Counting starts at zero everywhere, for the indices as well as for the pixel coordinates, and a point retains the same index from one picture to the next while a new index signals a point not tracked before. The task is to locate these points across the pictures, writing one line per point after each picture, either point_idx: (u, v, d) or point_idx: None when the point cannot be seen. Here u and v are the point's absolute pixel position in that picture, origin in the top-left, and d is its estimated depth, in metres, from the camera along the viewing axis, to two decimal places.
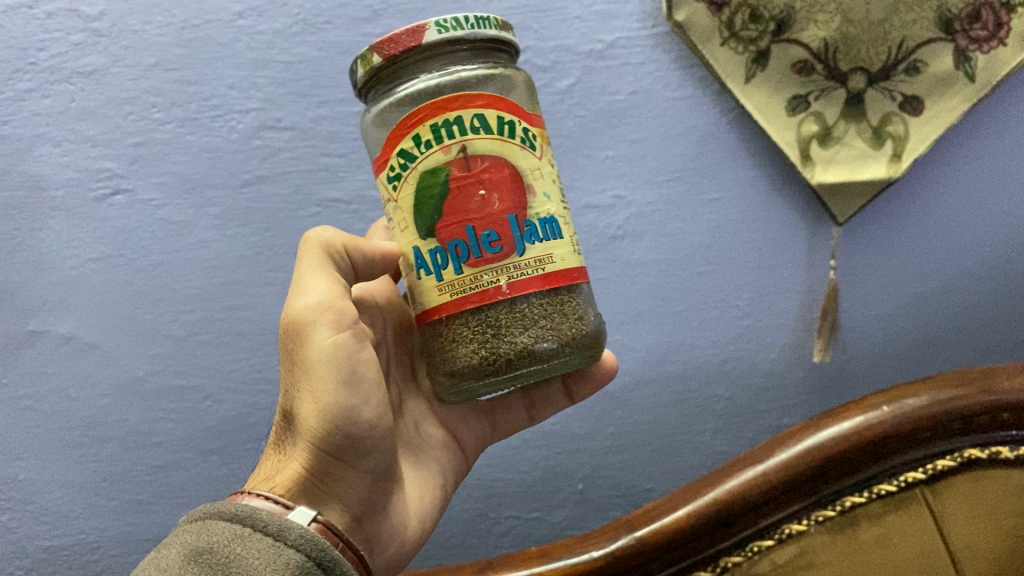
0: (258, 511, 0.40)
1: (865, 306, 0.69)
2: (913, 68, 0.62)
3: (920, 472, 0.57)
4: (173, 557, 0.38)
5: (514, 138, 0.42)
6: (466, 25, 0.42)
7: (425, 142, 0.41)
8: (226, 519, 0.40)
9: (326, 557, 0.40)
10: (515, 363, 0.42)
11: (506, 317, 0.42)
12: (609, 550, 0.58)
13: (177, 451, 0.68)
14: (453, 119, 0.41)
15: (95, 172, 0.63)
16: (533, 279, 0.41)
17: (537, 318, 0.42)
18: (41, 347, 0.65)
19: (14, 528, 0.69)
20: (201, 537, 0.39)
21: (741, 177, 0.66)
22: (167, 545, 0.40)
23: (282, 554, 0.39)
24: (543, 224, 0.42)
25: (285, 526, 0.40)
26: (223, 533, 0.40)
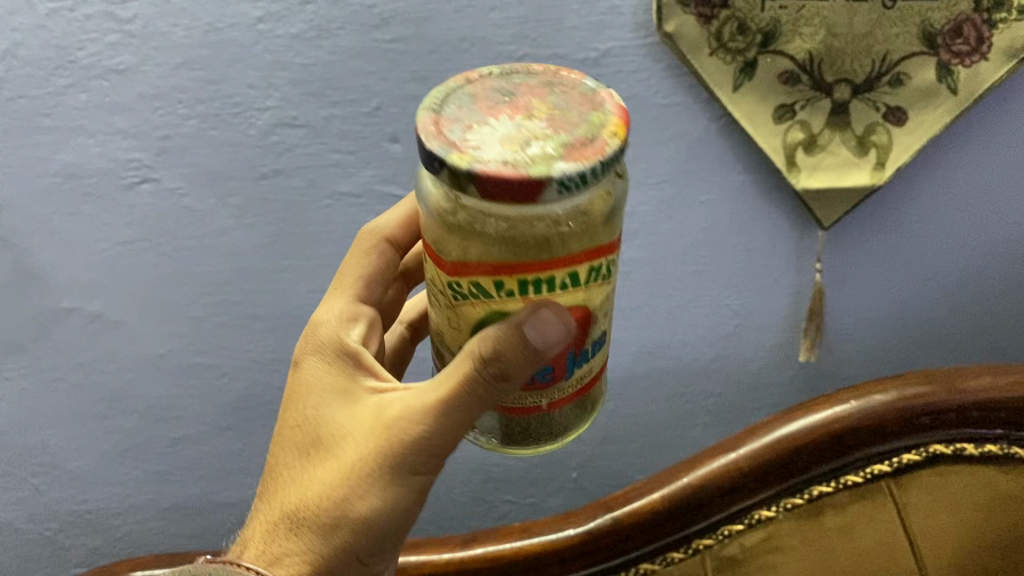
0: None
1: (848, 309, 0.73)
2: (897, 81, 0.64)
3: (885, 465, 0.60)
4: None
5: (598, 279, 0.38)
6: (592, 177, 0.34)
7: (506, 288, 0.36)
8: None
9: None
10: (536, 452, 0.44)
11: (539, 424, 0.43)
12: (587, 529, 0.62)
13: (195, 425, 0.76)
14: (546, 278, 0.36)
15: (125, 162, 0.66)
16: (571, 395, 0.42)
17: (567, 420, 0.43)
18: (72, 323, 0.71)
19: (46, 490, 0.78)
20: None
21: (729, 182, 0.68)
22: None
23: None
24: (594, 344, 0.41)
25: None
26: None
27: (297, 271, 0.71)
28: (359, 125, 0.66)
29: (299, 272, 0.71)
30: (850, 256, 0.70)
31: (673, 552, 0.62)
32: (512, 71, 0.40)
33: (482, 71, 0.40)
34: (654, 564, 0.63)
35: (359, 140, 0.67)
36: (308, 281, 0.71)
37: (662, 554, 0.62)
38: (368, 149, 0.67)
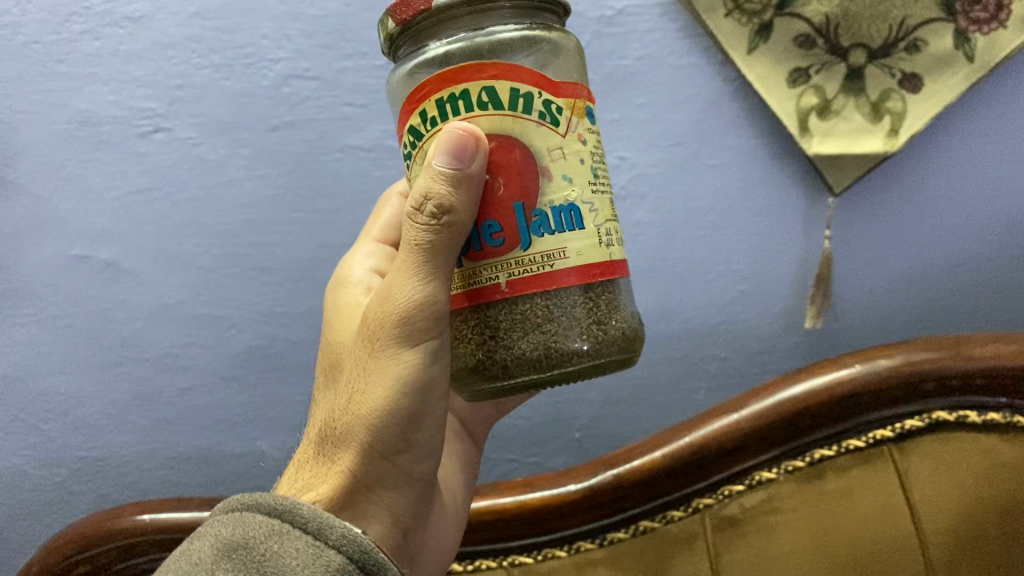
0: (298, 508, 0.42)
1: (860, 277, 0.71)
2: (913, 47, 0.64)
3: (888, 430, 0.60)
4: (208, 552, 0.41)
5: (529, 113, 0.41)
6: None
7: (431, 119, 0.42)
8: (263, 513, 0.42)
9: (368, 559, 0.41)
10: (514, 370, 0.43)
11: (509, 324, 0.42)
12: (588, 484, 0.62)
13: (204, 375, 0.74)
14: (459, 93, 0.41)
15: (138, 110, 0.69)
16: (538, 278, 0.41)
17: (539, 322, 0.42)
18: (83, 270, 0.71)
19: (54, 436, 0.75)
20: (237, 530, 0.41)
21: (741, 145, 0.69)
22: (203, 536, 0.42)
23: (322, 556, 0.40)
24: (557, 213, 0.41)
25: (326, 526, 0.41)
26: (260, 528, 0.41)
27: (304, 222, 0.70)
28: (371, 79, 0.68)
29: (308, 225, 0.70)
30: (861, 222, 0.70)
31: (674, 511, 0.63)
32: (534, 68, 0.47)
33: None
34: (654, 522, 0.63)
35: (371, 93, 0.68)
36: (316, 235, 0.70)
37: (664, 513, 0.63)
38: (380, 102, 0.68)
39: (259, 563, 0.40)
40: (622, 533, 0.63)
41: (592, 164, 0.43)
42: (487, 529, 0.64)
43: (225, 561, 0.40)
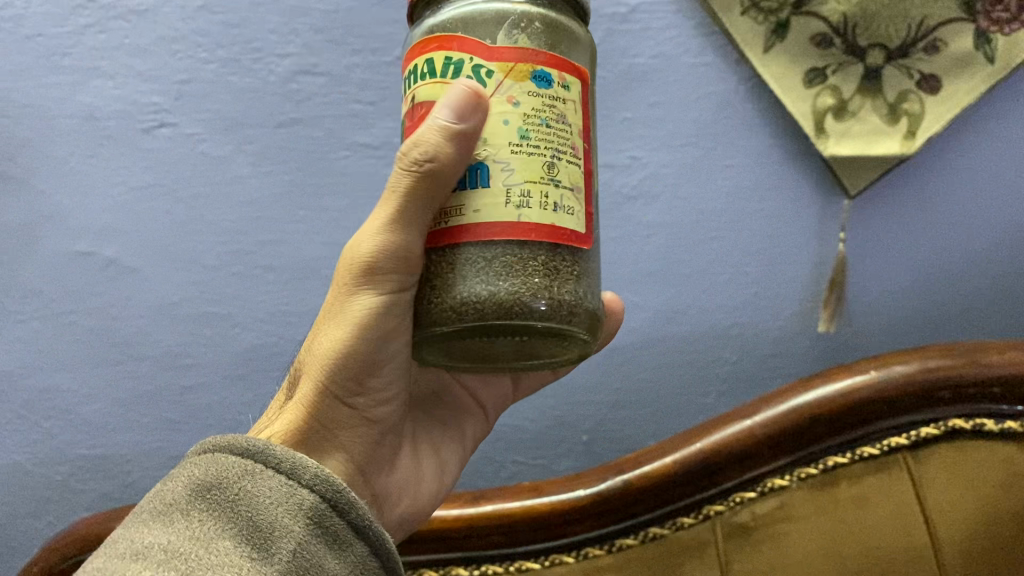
0: (270, 448, 0.39)
1: (876, 281, 0.69)
2: (932, 47, 0.63)
3: (903, 437, 0.59)
4: (180, 492, 0.38)
5: (456, 80, 0.37)
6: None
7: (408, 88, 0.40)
8: (236, 453, 0.39)
9: (341, 499, 0.39)
10: (450, 316, 0.38)
11: (453, 266, 0.38)
12: (597, 490, 0.61)
13: (208, 374, 0.71)
14: (419, 65, 0.39)
15: (143, 105, 0.69)
16: (442, 231, 0.38)
17: (482, 267, 0.37)
18: (86, 267, 0.70)
19: (56, 434, 0.73)
20: (209, 470, 0.39)
21: (754, 145, 0.68)
22: (174, 477, 0.39)
23: (295, 495, 0.38)
24: (466, 171, 0.37)
25: (299, 465, 0.39)
26: (234, 468, 0.39)
27: (309, 221, 0.69)
28: (380, 75, 0.67)
29: (314, 223, 0.69)
30: (877, 227, 0.68)
31: (684, 517, 0.62)
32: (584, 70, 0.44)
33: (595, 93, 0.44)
34: (665, 528, 0.62)
35: (380, 90, 0.67)
36: (322, 233, 0.69)
37: (674, 520, 0.62)
38: (389, 99, 0.68)
39: (236, 503, 0.37)
40: (632, 540, 0.62)
41: (524, 124, 0.37)
42: (493, 533, 0.63)
43: (200, 502, 0.37)
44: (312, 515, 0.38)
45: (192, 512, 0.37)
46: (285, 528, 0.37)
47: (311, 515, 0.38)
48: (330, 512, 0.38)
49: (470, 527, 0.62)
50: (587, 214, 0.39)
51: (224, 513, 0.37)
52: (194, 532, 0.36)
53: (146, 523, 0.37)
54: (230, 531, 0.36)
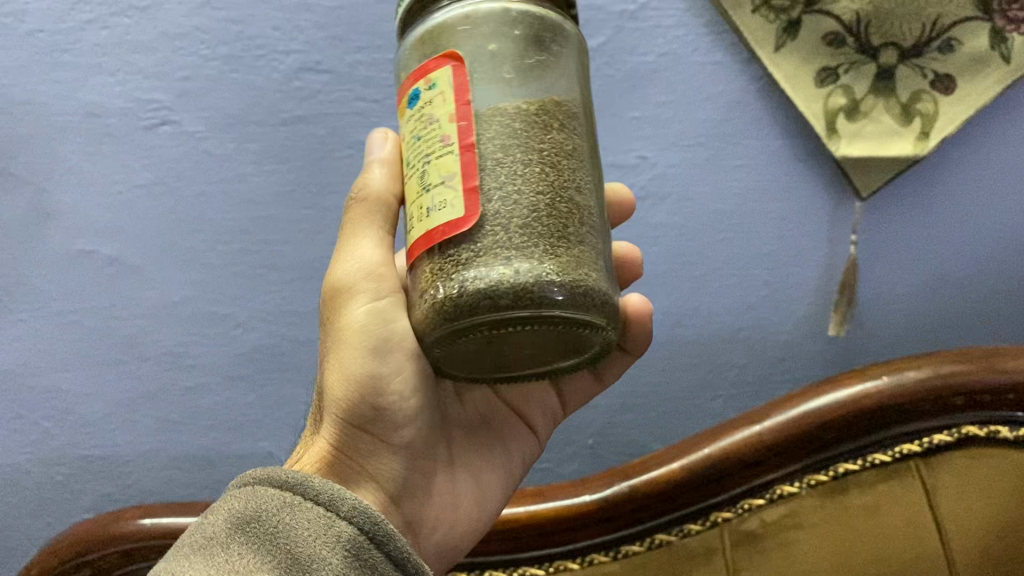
0: (308, 481, 0.41)
1: (886, 285, 0.68)
2: (947, 46, 0.62)
3: (915, 444, 0.58)
4: (219, 526, 0.39)
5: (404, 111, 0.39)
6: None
7: None
8: (276, 485, 0.41)
9: (379, 531, 0.40)
10: (439, 327, 0.36)
11: (428, 277, 0.37)
12: (602, 495, 0.60)
13: (210, 374, 0.71)
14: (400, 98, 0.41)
15: (145, 102, 0.67)
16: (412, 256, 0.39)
17: (453, 268, 0.36)
18: (86, 266, 0.70)
19: (56, 435, 0.73)
20: (249, 503, 0.40)
21: (765, 146, 0.67)
22: (214, 510, 0.41)
23: (334, 527, 0.39)
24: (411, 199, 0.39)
25: (337, 497, 0.40)
26: (273, 500, 0.40)
27: (314, 221, 0.68)
28: (385, 73, 0.66)
29: (319, 223, 0.68)
30: (888, 230, 0.67)
31: (691, 524, 0.61)
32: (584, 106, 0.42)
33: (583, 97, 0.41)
34: (671, 535, 0.61)
35: (384, 88, 0.66)
36: (326, 233, 0.68)
37: (680, 526, 0.61)
38: (393, 97, 0.66)
39: (276, 536, 0.38)
40: (638, 546, 0.61)
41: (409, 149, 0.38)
42: (496, 539, 0.61)
43: (239, 535, 0.38)
44: (351, 546, 0.39)
45: (231, 545, 0.38)
46: (325, 560, 0.38)
47: (349, 547, 0.39)
48: (370, 545, 0.39)
49: None
50: (468, 190, 0.36)
51: (264, 545, 0.38)
52: (233, 566, 0.37)
53: (185, 556, 0.38)
54: (270, 564, 0.37)
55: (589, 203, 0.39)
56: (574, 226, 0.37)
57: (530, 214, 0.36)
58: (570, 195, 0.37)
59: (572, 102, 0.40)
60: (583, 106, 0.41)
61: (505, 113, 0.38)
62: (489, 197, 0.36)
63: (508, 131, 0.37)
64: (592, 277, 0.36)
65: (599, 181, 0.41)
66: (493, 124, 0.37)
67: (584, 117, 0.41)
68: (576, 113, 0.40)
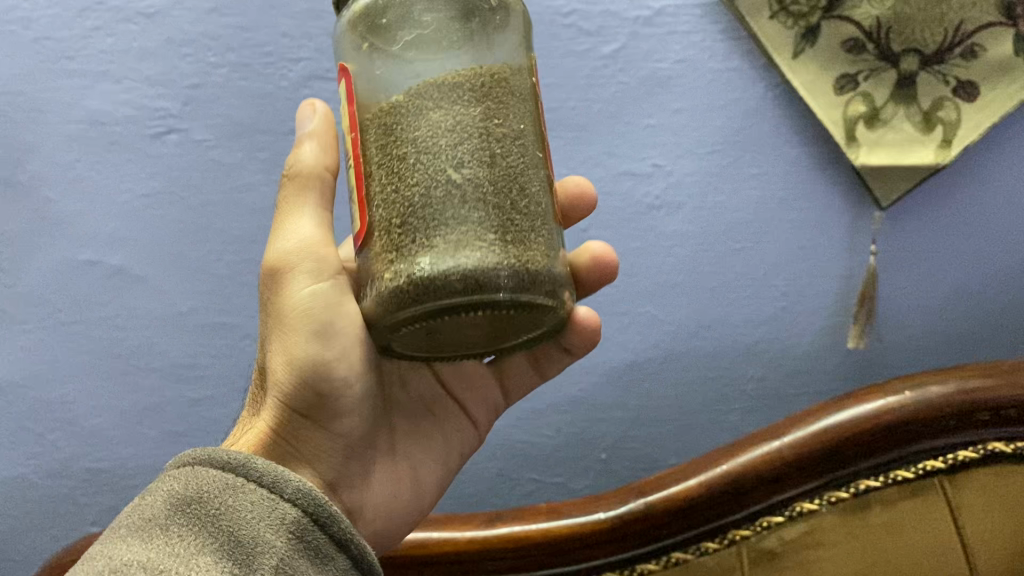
0: (250, 462, 0.40)
1: (907, 298, 0.67)
2: (970, 53, 0.61)
3: (940, 461, 0.56)
4: (159, 508, 0.39)
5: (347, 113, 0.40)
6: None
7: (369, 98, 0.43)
8: (217, 467, 0.40)
9: (323, 513, 0.40)
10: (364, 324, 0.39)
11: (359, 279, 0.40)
12: (617, 512, 0.59)
13: (215, 387, 0.71)
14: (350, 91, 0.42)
15: (152, 110, 0.66)
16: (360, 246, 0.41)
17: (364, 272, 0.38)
18: (92, 277, 0.69)
19: (62, 447, 0.73)
20: (190, 486, 0.39)
21: (783, 155, 0.66)
22: (154, 493, 0.40)
23: (277, 509, 0.39)
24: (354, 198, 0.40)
25: (280, 479, 0.40)
26: (214, 481, 0.40)
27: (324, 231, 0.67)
28: None
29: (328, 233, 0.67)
30: (910, 239, 0.66)
31: (708, 542, 0.59)
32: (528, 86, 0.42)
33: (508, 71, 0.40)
34: (687, 553, 0.59)
35: None
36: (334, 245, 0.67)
37: (697, 544, 0.59)
38: None
39: (217, 518, 0.38)
40: (653, 565, 0.60)
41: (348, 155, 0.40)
42: (508, 558, 0.59)
43: (179, 517, 0.38)
44: (295, 529, 0.39)
45: (171, 528, 0.38)
46: (268, 544, 0.38)
47: (293, 529, 0.39)
48: (313, 527, 0.40)
49: (482, 552, 0.59)
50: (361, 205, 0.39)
51: (205, 528, 0.38)
52: (173, 550, 0.37)
53: (124, 540, 0.37)
54: (210, 546, 0.37)
55: (503, 176, 0.37)
56: (460, 207, 0.36)
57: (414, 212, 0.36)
58: (461, 176, 0.36)
59: (486, 78, 0.39)
60: (505, 77, 0.39)
61: (393, 111, 0.38)
62: (376, 205, 0.38)
63: (397, 124, 0.38)
64: (476, 255, 0.35)
65: (532, 154, 0.39)
66: (376, 126, 0.39)
67: (512, 92, 0.39)
68: (493, 85, 0.39)
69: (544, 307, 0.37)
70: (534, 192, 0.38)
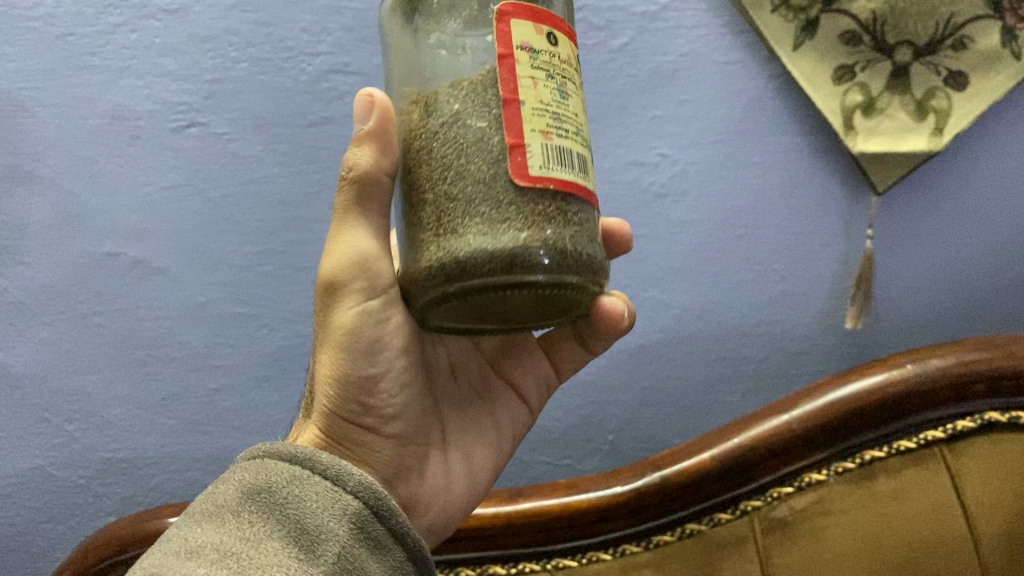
0: (316, 456, 0.42)
1: (903, 279, 0.70)
2: (960, 44, 0.64)
3: (939, 431, 0.60)
4: (230, 495, 0.40)
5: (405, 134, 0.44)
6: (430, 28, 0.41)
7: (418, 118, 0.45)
8: (286, 460, 0.42)
9: (383, 505, 0.42)
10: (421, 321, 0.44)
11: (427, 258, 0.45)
12: (634, 486, 0.61)
13: (233, 375, 0.72)
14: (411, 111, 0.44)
15: (173, 105, 0.68)
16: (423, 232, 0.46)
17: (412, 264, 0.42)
18: (113, 268, 0.70)
19: (78, 437, 0.73)
20: (260, 476, 0.41)
21: (781, 143, 0.69)
22: (225, 481, 0.42)
23: (340, 500, 0.41)
24: None
25: (344, 472, 0.42)
26: (281, 474, 0.41)
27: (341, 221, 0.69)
28: None
29: None
30: (903, 222, 0.69)
31: (721, 513, 0.61)
32: (566, 43, 0.38)
33: (523, 32, 0.37)
34: (701, 525, 0.61)
35: None
36: None
37: (711, 517, 0.61)
38: None
39: (284, 507, 0.40)
40: (669, 536, 0.62)
41: None
42: (526, 531, 0.62)
43: (249, 505, 0.40)
44: (357, 520, 0.40)
45: (242, 514, 0.39)
46: (331, 531, 0.39)
47: (354, 520, 0.40)
48: (373, 518, 0.41)
49: (504, 525, 0.62)
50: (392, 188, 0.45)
51: (274, 515, 0.39)
52: (244, 534, 0.38)
53: (196, 523, 0.39)
54: (278, 532, 0.39)
55: (496, 158, 0.36)
56: (449, 200, 0.37)
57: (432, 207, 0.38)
58: (457, 167, 0.37)
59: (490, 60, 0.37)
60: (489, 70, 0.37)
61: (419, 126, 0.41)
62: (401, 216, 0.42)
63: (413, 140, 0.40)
64: (444, 252, 0.36)
65: (548, 120, 0.36)
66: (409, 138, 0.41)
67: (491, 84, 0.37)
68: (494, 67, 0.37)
69: (558, 282, 0.36)
70: (536, 164, 0.36)
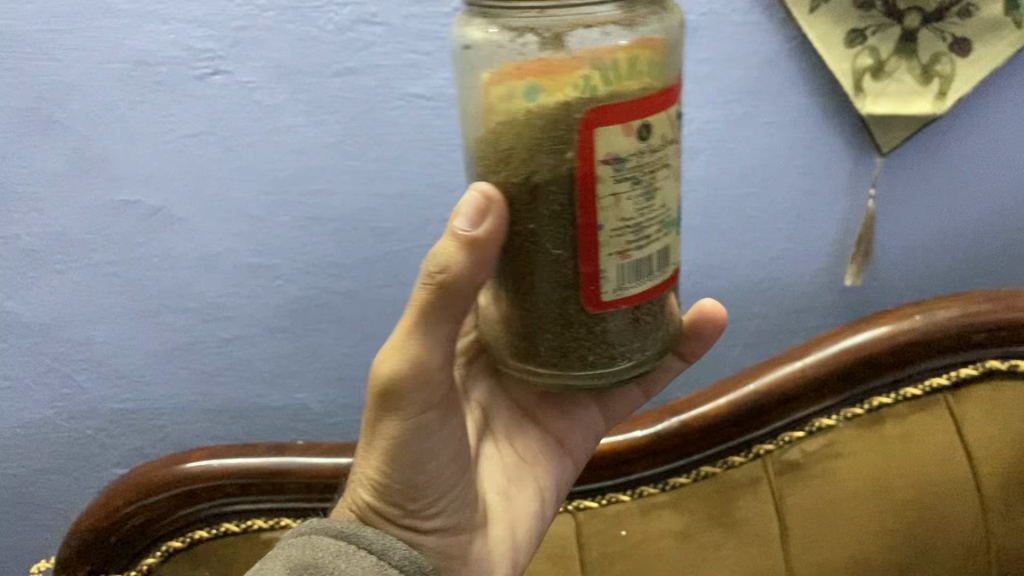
0: (362, 530, 0.44)
1: (897, 238, 0.75)
2: (966, 11, 0.64)
3: (944, 378, 0.64)
4: (279, 570, 0.41)
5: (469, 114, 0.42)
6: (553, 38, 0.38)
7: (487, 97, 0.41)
8: (331, 536, 0.43)
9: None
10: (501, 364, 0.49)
11: None
12: (656, 431, 0.64)
13: (248, 327, 0.75)
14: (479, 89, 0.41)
15: (198, 51, 0.65)
16: None
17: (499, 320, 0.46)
18: (130, 215, 0.70)
19: (88, 388, 0.76)
20: (306, 551, 0.42)
21: (794, 103, 0.69)
22: (272, 558, 0.43)
23: (385, 573, 0.42)
24: None
25: (388, 546, 0.43)
26: (328, 548, 0.43)
27: (361, 170, 0.70)
28: (439, 26, 0.65)
29: (365, 175, 0.70)
30: (906, 184, 0.72)
31: (736, 457, 0.65)
32: (659, 120, 0.36)
33: (608, 142, 0.35)
34: (716, 468, 0.65)
35: (437, 41, 0.65)
36: (371, 184, 0.70)
37: (725, 460, 0.65)
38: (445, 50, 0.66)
39: None
40: (685, 478, 0.65)
41: None
42: None
43: None
44: None
45: None
46: None
47: None
48: None
49: None
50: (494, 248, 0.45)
51: None
52: None
53: None
54: None
55: (571, 284, 0.39)
56: (536, 295, 0.40)
57: (514, 308, 0.42)
58: (544, 288, 0.40)
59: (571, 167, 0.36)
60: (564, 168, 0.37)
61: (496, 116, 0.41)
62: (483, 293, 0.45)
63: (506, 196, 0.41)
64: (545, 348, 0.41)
65: (627, 239, 0.37)
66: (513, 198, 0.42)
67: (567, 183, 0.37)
68: (572, 176, 0.36)
69: (627, 365, 0.42)
70: (610, 289, 0.39)
